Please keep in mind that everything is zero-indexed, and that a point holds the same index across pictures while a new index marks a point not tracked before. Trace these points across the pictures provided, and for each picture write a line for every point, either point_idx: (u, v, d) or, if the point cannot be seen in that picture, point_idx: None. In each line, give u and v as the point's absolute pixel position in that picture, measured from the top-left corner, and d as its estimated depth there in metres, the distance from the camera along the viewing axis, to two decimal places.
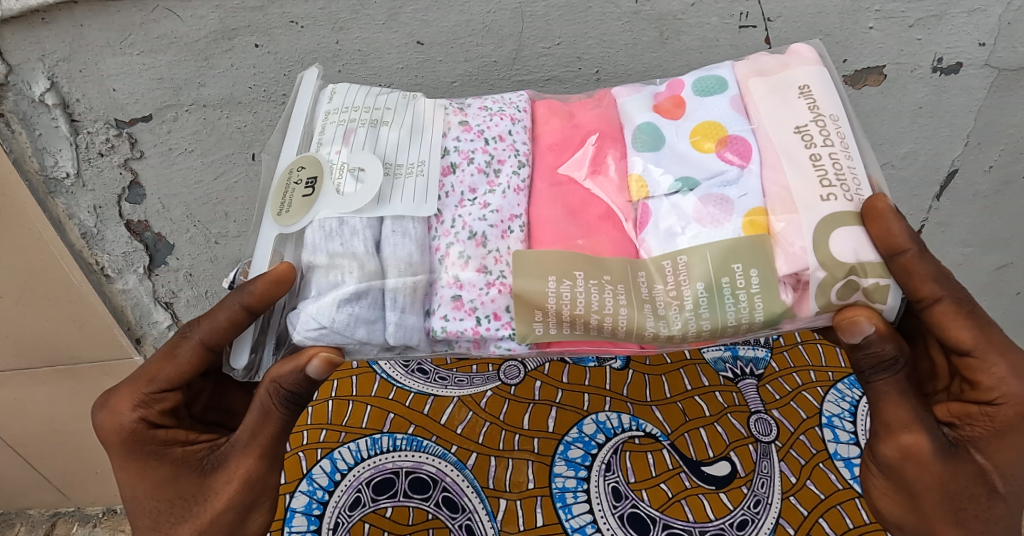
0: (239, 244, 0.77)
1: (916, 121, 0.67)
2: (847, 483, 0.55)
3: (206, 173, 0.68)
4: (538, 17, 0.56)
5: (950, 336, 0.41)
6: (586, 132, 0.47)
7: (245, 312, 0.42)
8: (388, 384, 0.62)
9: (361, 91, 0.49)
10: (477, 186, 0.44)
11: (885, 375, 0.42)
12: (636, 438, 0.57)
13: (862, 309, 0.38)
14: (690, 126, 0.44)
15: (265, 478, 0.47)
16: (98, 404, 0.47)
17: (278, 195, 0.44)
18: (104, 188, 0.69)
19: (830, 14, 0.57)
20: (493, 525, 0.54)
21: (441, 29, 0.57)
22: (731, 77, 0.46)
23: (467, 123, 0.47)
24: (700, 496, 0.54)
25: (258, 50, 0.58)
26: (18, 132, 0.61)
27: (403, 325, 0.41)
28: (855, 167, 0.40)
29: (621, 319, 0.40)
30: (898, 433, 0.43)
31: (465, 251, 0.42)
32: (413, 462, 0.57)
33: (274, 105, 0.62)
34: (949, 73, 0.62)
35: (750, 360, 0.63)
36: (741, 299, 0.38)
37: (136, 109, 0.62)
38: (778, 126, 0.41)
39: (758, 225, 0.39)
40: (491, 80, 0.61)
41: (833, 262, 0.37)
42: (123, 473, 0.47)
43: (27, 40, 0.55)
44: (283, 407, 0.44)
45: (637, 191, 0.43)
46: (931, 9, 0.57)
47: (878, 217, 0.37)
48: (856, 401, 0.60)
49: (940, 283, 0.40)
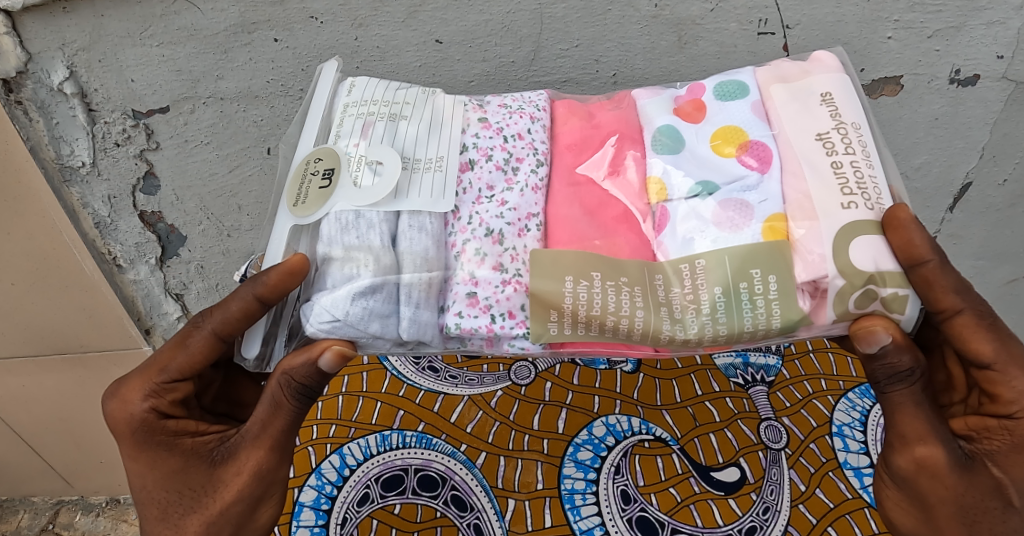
0: (251, 238, 0.77)
1: (932, 132, 0.66)
2: (857, 492, 0.54)
3: (220, 165, 0.68)
4: (558, 18, 0.56)
5: (970, 348, 0.41)
6: (605, 133, 0.47)
7: (258, 303, 0.42)
8: (399, 381, 0.62)
9: (380, 85, 0.49)
10: (495, 183, 0.44)
11: (900, 386, 0.42)
12: (645, 442, 0.57)
13: (879, 318, 0.38)
14: (710, 129, 0.44)
15: (275, 470, 0.47)
16: (108, 393, 0.47)
17: (294, 186, 0.44)
18: (119, 178, 0.69)
19: (849, 23, 0.57)
20: (501, 525, 0.54)
21: (460, 28, 0.57)
22: (753, 82, 0.46)
23: (486, 120, 0.47)
24: (709, 502, 0.54)
25: (277, 44, 0.58)
26: (35, 120, 0.62)
27: (417, 320, 0.41)
28: (876, 176, 0.40)
29: (637, 321, 0.39)
30: (912, 445, 0.43)
31: (481, 248, 0.42)
32: (422, 460, 0.57)
33: (290, 100, 0.62)
34: (966, 85, 0.62)
35: (761, 367, 0.63)
36: (759, 304, 0.38)
37: (154, 100, 0.62)
38: (799, 133, 0.41)
39: (778, 231, 0.39)
40: (509, 81, 0.61)
41: (852, 270, 0.37)
42: (132, 462, 0.47)
43: (47, 29, 0.56)
44: (294, 400, 0.44)
45: (656, 194, 0.43)
46: (950, 20, 0.57)
47: (899, 227, 0.37)
48: (867, 410, 0.59)
49: (961, 295, 0.40)
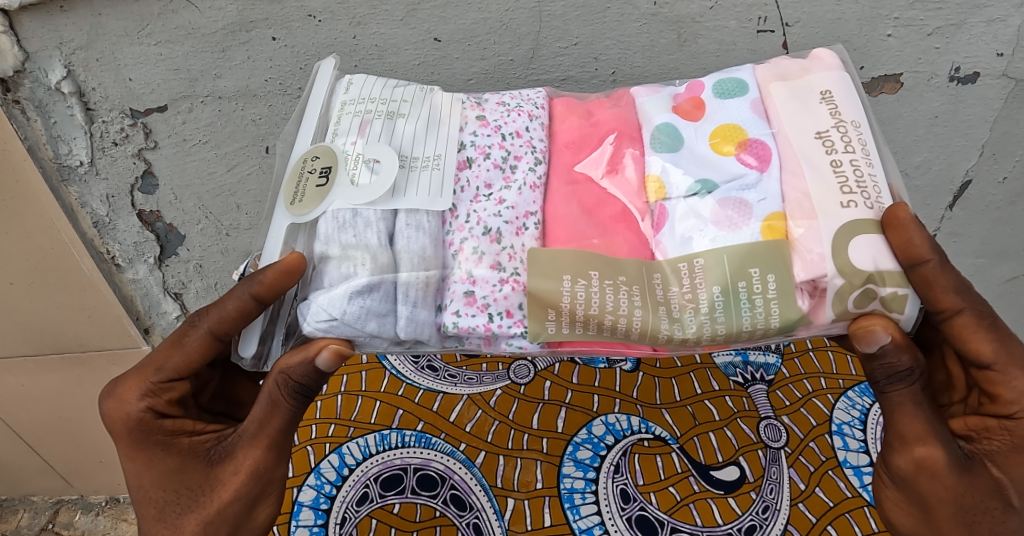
0: (250, 237, 0.77)
1: (932, 130, 0.66)
2: (857, 491, 0.54)
3: (219, 165, 0.68)
4: (557, 16, 0.56)
5: (970, 348, 0.41)
6: (604, 131, 0.46)
7: (253, 302, 0.42)
8: (397, 380, 0.62)
9: (378, 82, 0.49)
10: (493, 182, 0.44)
11: (900, 385, 0.42)
12: (645, 441, 0.56)
13: (879, 318, 0.38)
14: (709, 128, 0.44)
15: (272, 469, 0.47)
16: (105, 393, 0.47)
17: (292, 185, 0.44)
18: (118, 177, 0.69)
19: (849, 20, 0.57)
20: (500, 524, 0.54)
21: (458, 26, 0.57)
22: (752, 80, 0.45)
23: (484, 118, 0.47)
24: (709, 500, 0.53)
25: (276, 43, 0.58)
26: (33, 119, 0.62)
27: (414, 319, 0.41)
28: (876, 174, 0.39)
29: (635, 321, 0.39)
30: (912, 445, 0.43)
31: (479, 247, 0.42)
32: (421, 459, 0.57)
33: (289, 99, 0.62)
34: (965, 82, 0.61)
35: (761, 366, 0.63)
36: (757, 303, 0.38)
37: (151, 99, 0.62)
38: (798, 131, 0.41)
39: (777, 230, 0.39)
40: (507, 79, 0.61)
41: (851, 270, 0.37)
42: (129, 462, 0.47)
43: (45, 27, 0.55)
44: (291, 399, 0.44)
45: (654, 192, 0.43)
46: (950, 18, 0.56)
47: (899, 226, 0.37)
48: (866, 409, 0.59)
49: (961, 295, 0.40)
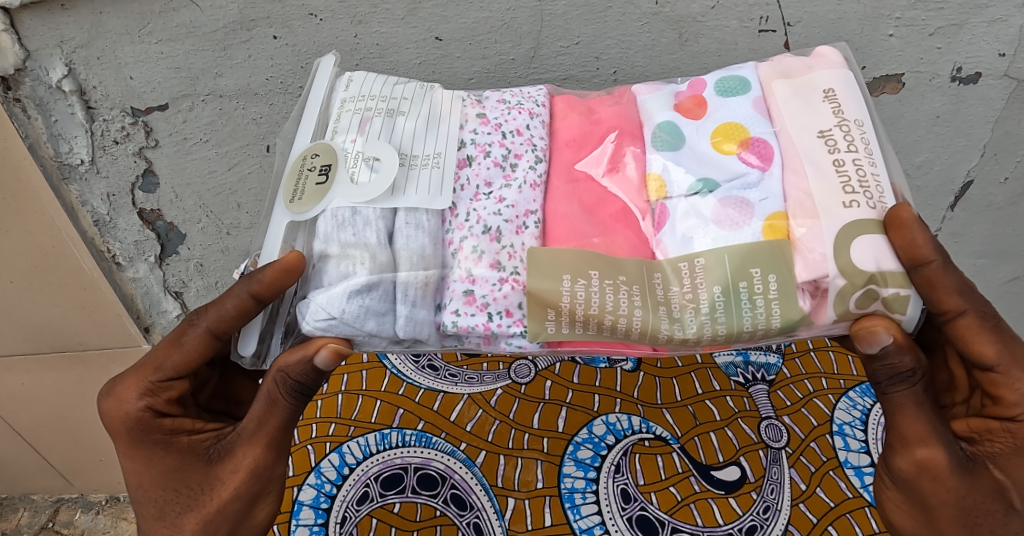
0: (250, 236, 0.77)
1: (933, 130, 0.66)
2: (857, 492, 0.54)
3: (219, 163, 0.68)
4: (558, 15, 0.56)
5: (973, 350, 0.41)
6: (605, 129, 0.46)
7: (252, 300, 0.42)
8: (398, 380, 0.62)
9: (378, 80, 0.49)
10: (493, 180, 0.44)
11: (901, 386, 0.42)
12: (646, 440, 0.56)
13: (880, 318, 0.38)
14: (711, 125, 0.44)
15: (271, 468, 0.47)
16: (104, 392, 0.47)
17: (291, 183, 0.44)
18: (119, 175, 0.69)
19: (850, 20, 0.57)
20: (501, 524, 0.54)
21: (459, 26, 0.57)
22: (754, 78, 0.45)
23: (485, 116, 0.47)
24: (709, 501, 0.53)
25: (276, 41, 0.58)
26: (33, 118, 0.62)
27: (414, 318, 0.41)
28: (879, 173, 0.39)
29: (635, 320, 0.39)
30: (913, 447, 0.43)
31: (478, 246, 0.42)
32: (421, 458, 0.57)
33: (289, 97, 0.62)
34: (968, 83, 0.61)
35: (762, 366, 0.62)
36: (759, 303, 0.38)
37: (153, 97, 0.61)
38: (801, 130, 0.41)
39: (778, 230, 0.39)
40: (508, 78, 0.61)
41: (853, 270, 0.37)
42: (128, 461, 0.47)
43: (45, 25, 0.55)
44: (290, 397, 0.44)
45: (655, 191, 0.43)
46: (952, 18, 0.56)
47: (902, 226, 0.37)
48: (867, 409, 0.59)
49: (964, 296, 0.40)
